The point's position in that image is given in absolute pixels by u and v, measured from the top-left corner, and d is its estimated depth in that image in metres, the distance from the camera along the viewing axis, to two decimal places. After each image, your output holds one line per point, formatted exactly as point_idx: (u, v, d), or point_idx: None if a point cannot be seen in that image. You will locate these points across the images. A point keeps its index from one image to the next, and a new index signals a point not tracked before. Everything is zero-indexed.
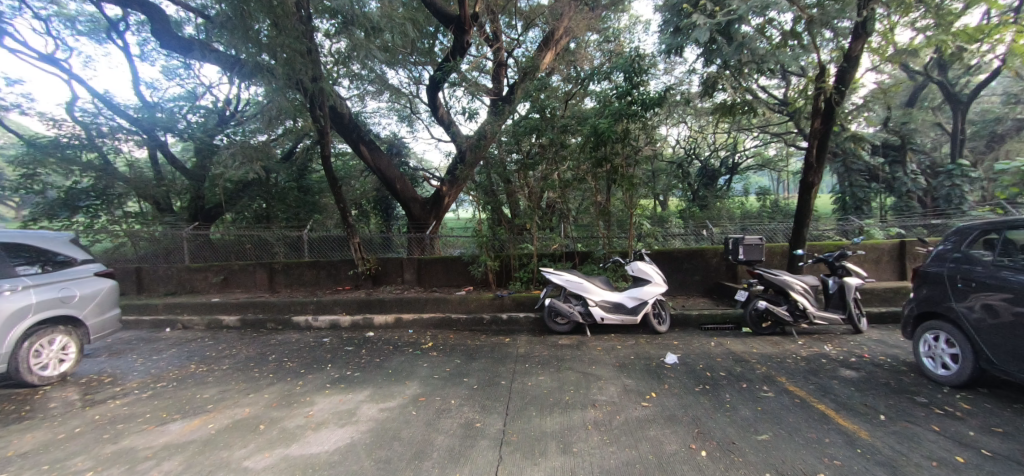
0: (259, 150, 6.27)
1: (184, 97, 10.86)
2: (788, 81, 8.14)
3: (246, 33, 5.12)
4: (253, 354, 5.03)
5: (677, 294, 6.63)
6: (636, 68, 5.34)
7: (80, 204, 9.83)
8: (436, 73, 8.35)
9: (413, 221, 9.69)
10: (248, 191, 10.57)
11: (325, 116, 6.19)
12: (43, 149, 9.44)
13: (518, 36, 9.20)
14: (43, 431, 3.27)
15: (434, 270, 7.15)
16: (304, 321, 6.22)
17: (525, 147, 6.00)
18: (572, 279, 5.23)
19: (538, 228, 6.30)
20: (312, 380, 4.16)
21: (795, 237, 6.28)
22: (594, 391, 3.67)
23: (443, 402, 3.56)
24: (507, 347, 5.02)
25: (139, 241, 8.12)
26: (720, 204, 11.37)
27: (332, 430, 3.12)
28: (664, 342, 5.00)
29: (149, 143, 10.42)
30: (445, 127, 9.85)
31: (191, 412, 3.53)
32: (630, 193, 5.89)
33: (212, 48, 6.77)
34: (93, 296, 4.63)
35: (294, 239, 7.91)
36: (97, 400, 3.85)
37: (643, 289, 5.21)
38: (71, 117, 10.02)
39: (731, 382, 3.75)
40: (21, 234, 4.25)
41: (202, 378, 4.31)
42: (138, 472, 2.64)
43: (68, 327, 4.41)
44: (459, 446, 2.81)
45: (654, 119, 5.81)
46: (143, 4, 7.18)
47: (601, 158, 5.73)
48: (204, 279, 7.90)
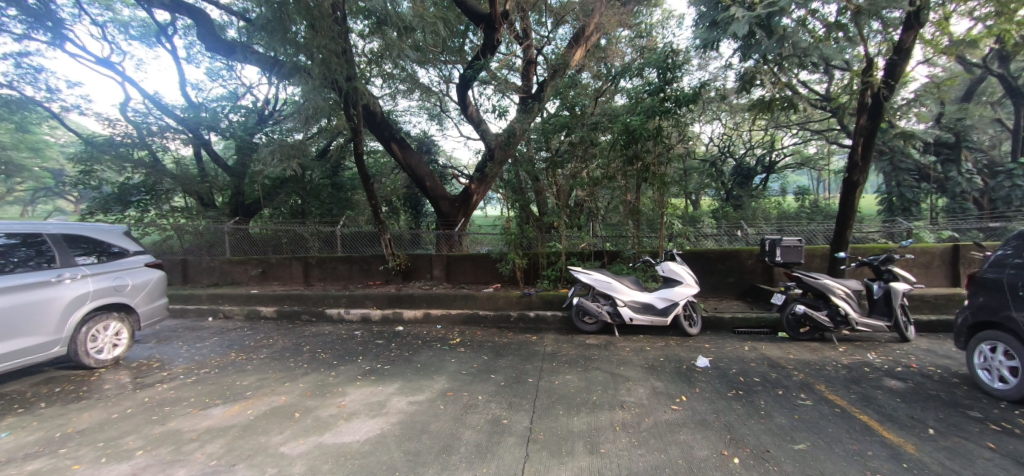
0: (296, 148, 6.49)
1: (227, 97, 11.45)
2: (831, 76, 7.77)
3: (284, 35, 5.29)
4: (289, 345, 5.22)
5: (709, 296, 6.45)
6: (669, 64, 5.24)
7: (132, 199, 10.34)
8: (467, 72, 8.41)
9: (442, 218, 9.77)
10: (285, 187, 10.96)
11: (358, 115, 6.35)
12: (99, 147, 10.07)
13: (548, 33, 9.14)
14: (99, 410, 3.50)
15: (462, 266, 7.21)
16: (336, 314, 6.40)
17: (553, 145, 5.99)
18: (601, 279, 5.17)
19: (566, 226, 6.25)
20: (344, 372, 4.27)
21: (838, 239, 5.98)
22: (622, 392, 3.61)
23: (470, 398, 3.59)
24: (534, 345, 5.01)
25: (184, 234, 8.56)
26: (756, 204, 10.97)
27: (363, 421, 3.20)
28: (695, 345, 4.87)
29: (194, 141, 10.97)
30: (475, 125, 9.90)
31: (232, 398, 3.69)
32: (661, 192, 5.77)
33: (252, 50, 7.05)
34: (143, 286, 4.91)
35: (328, 234, 8.16)
36: (146, 383, 4.08)
37: (674, 290, 5.10)
38: (124, 117, 10.68)
39: (766, 388, 3.61)
40: (80, 227, 4.54)
41: (241, 366, 4.50)
42: (183, 453, 2.78)
43: (121, 314, 4.70)
44: (487, 442, 2.82)
45: (687, 116, 5.67)
46: (190, 8, 7.55)
47: (632, 156, 5.64)
48: (244, 271, 8.25)
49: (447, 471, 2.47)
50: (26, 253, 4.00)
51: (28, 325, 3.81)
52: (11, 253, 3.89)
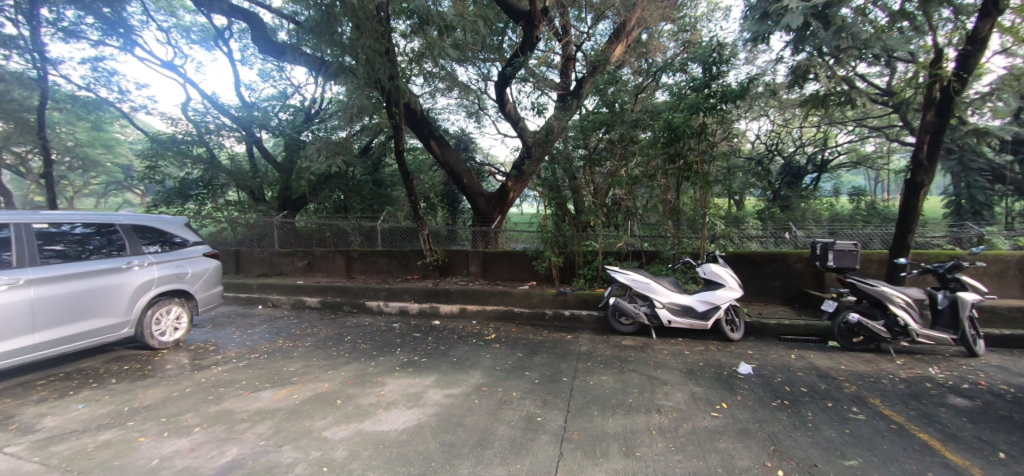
0: (340, 146, 6.72)
1: (277, 97, 12.03)
2: (894, 68, 7.25)
3: (331, 37, 5.48)
4: (331, 334, 5.43)
5: (752, 300, 6.19)
6: (715, 58, 5.05)
7: (191, 193, 11.09)
8: (506, 69, 8.44)
9: (479, 214, 9.86)
10: (329, 183, 11.41)
11: (400, 113, 6.51)
12: (163, 144, 10.84)
13: (587, 29, 9.03)
14: (161, 388, 3.77)
15: (498, 263, 7.26)
16: (376, 306, 6.60)
17: (592, 143, 5.92)
18: (639, 279, 5.06)
19: (603, 225, 6.17)
20: (384, 362, 4.40)
21: (898, 244, 5.58)
22: (660, 396, 3.52)
23: (505, 394, 3.60)
24: (569, 344, 4.97)
25: (238, 227, 9.09)
26: (806, 205, 10.39)
27: (400, 411, 3.29)
28: (737, 350, 4.69)
29: (247, 139, 11.61)
30: (512, 122, 9.93)
31: (280, 382, 3.89)
32: (703, 191, 5.57)
33: (301, 51, 7.37)
34: (201, 274, 5.24)
35: (368, 229, 8.43)
36: (202, 364, 4.36)
37: (715, 294, 4.92)
38: (185, 117, 11.46)
39: (814, 399, 3.42)
40: (147, 218, 4.90)
41: (288, 353, 4.73)
42: (236, 432, 2.96)
43: (181, 300, 5.04)
44: (521, 438, 2.83)
45: (734, 112, 5.45)
46: (245, 14, 7.96)
47: (673, 154, 5.47)
48: (290, 263, 8.66)
49: (482, 464, 2.49)
50: (100, 242, 4.36)
51: (99, 307, 4.16)
52: (87, 241, 4.26)
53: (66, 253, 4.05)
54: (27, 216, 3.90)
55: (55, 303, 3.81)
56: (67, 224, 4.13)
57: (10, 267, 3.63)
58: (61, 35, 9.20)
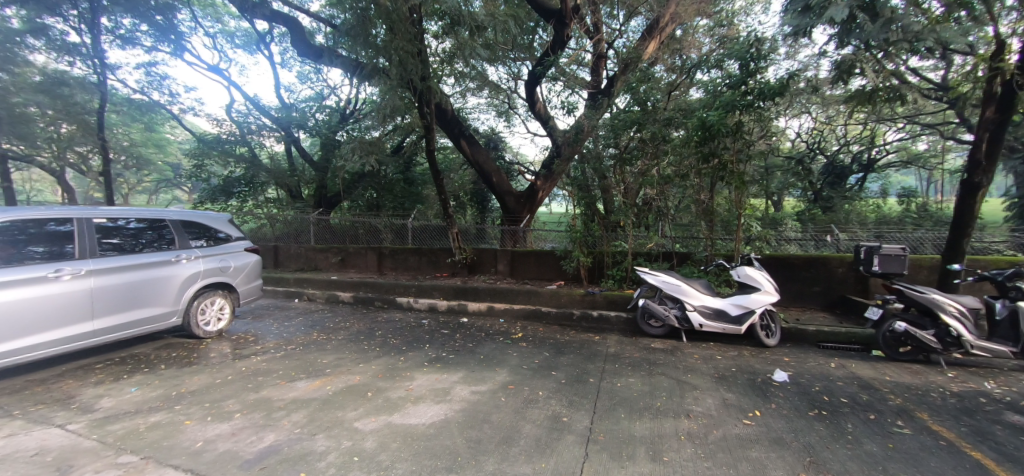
0: (374, 145, 6.89)
1: (314, 98, 12.46)
2: (951, 61, 6.80)
3: (366, 39, 5.62)
4: (363, 329, 5.58)
5: (790, 306, 5.96)
6: (753, 54, 4.90)
7: (234, 190, 11.65)
8: (537, 69, 8.44)
9: (508, 213, 9.90)
10: (362, 182, 11.73)
11: (431, 112, 6.62)
12: (209, 144, 11.44)
13: (619, 26, 8.90)
14: (205, 375, 3.98)
15: (526, 262, 7.26)
16: (406, 302, 6.74)
17: (623, 142, 5.83)
18: (670, 281, 4.95)
19: (633, 226, 6.07)
20: (413, 357, 4.48)
21: (952, 249, 5.23)
22: (689, 401, 3.44)
23: (531, 392, 3.61)
24: (596, 345, 4.92)
25: (277, 223, 9.48)
26: (851, 206, 9.88)
27: (429, 405, 3.35)
28: (772, 357, 4.52)
29: (286, 139, 12.09)
30: (542, 121, 9.90)
31: (314, 373, 4.03)
32: (739, 192, 5.39)
33: (338, 54, 7.60)
34: (243, 268, 5.50)
35: (399, 226, 8.61)
36: (243, 354, 4.58)
37: (750, 298, 4.75)
38: (229, 117, 12.06)
39: (855, 411, 3.25)
40: (194, 214, 5.19)
41: (323, 345, 4.89)
42: (273, 419, 3.09)
43: (225, 292, 5.31)
44: (547, 437, 2.83)
45: (772, 110, 5.24)
46: (285, 18, 8.27)
47: (707, 153, 5.31)
48: (326, 259, 8.97)
49: (508, 462, 2.51)
50: (151, 236, 4.65)
51: (150, 297, 4.44)
52: (139, 235, 4.55)
53: (122, 246, 4.34)
54: (88, 211, 4.20)
55: (113, 292, 4.10)
56: (123, 219, 4.43)
57: (73, 258, 3.92)
58: (119, 42, 9.84)
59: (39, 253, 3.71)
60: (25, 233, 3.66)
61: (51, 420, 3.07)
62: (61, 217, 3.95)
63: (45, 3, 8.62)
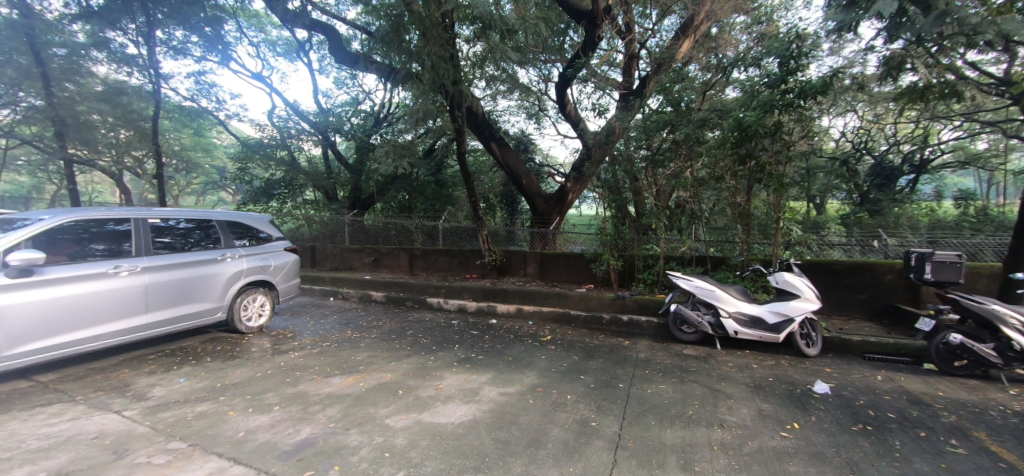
0: (406, 148, 7.04)
1: (350, 103, 12.88)
2: (1016, 54, 6.31)
3: (400, 44, 5.76)
4: (395, 328, 5.71)
5: (833, 314, 5.68)
6: (794, 51, 4.72)
7: (274, 192, 12.23)
8: (567, 71, 8.41)
9: (537, 215, 9.88)
10: (395, 184, 12.00)
11: (462, 116, 6.70)
12: (253, 148, 12.03)
13: (652, 25, 8.74)
14: (247, 369, 4.18)
15: (556, 265, 7.24)
16: (436, 302, 6.85)
17: (655, 143, 5.74)
18: (703, 286, 4.82)
19: (665, 229, 5.96)
20: (442, 357, 4.55)
21: (1015, 256, 4.85)
22: (723, 410, 3.34)
23: (559, 396, 3.59)
24: (626, 350, 4.85)
25: (314, 223, 9.85)
26: (900, 209, 9.31)
27: (458, 405, 3.39)
28: (813, 367, 4.32)
29: (323, 142, 12.51)
30: (573, 123, 9.85)
31: (348, 370, 4.16)
32: (777, 194, 5.20)
33: (372, 60, 7.83)
34: (283, 266, 5.75)
35: (430, 228, 8.74)
36: (281, 349, 4.77)
37: (789, 305, 4.56)
38: (271, 122, 12.63)
39: (903, 427, 3.07)
40: (238, 215, 5.47)
41: (356, 343, 5.04)
42: (309, 413, 3.21)
43: (266, 289, 5.56)
44: (574, 441, 2.81)
45: (815, 109, 5.02)
46: (323, 26, 8.57)
47: (744, 155, 5.12)
48: (360, 259, 9.24)
49: (535, 464, 2.51)
50: (199, 235, 4.93)
51: (198, 293, 4.71)
52: (189, 235, 4.83)
53: (173, 245, 4.62)
54: (144, 212, 4.50)
55: (165, 287, 4.37)
56: (174, 219, 4.71)
57: (130, 255, 4.20)
58: (171, 53, 10.47)
59: (100, 250, 4.02)
60: (88, 231, 3.98)
61: (110, 406, 3.30)
62: (119, 217, 4.24)
63: (107, 18, 9.16)
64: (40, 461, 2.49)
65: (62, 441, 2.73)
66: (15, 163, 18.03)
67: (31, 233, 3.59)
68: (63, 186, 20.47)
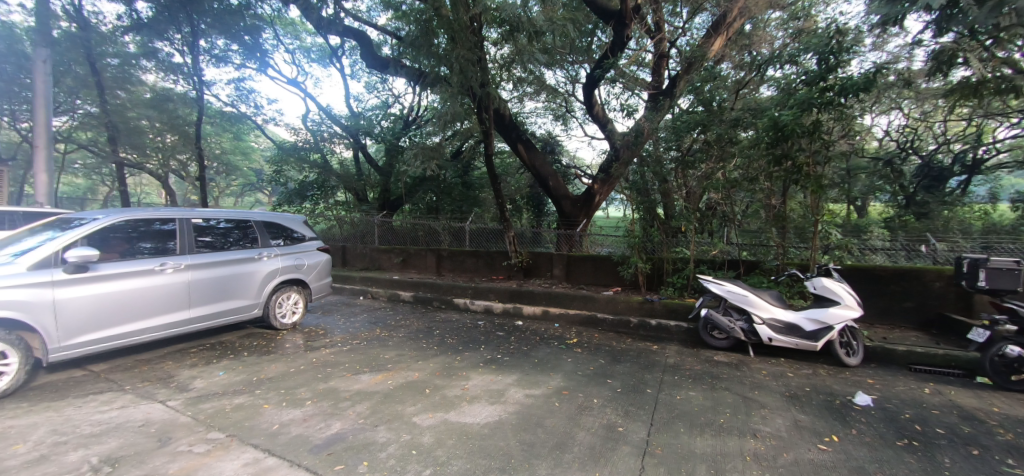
0: (434, 150, 7.15)
1: (380, 106, 13.20)
2: None
3: (429, 48, 5.85)
4: (422, 328, 5.79)
5: (876, 322, 5.41)
6: (834, 47, 4.54)
7: (308, 194, 12.69)
8: (595, 72, 8.35)
9: (564, 217, 9.82)
10: (423, 185, 12.21)
11: (490, 118, 6.74)
12: (288, 151, 12.51)
13: (683, 24, 8.56)
14: (281, 364, 4.33)
15: (582, 267, 7.18)
16: (462, 303, 6.92)
17: (685, 144, 5.64)
18: (736, 291, 4.66)
19: (696, 231, 5.88)
20: (469, 357, 4.59)
21: None
22: (756, 419, 3.22)
23: (586, 399, 3.56)
24: (655, 355, 4.76)
25: (345, 224, 10.14)
26: (951, 212, 8.76)
27: (483, 406, 3.41)
28: (854, 378, 4.12)
29: (354, 145, 12.76)
30: (601, 124, 9.75)
31: (377, 368, 4.25)
32: (816, 197, 4.99)
33: (402, 64, 7.99)
34: (315, 266, 5.92)
35: (457, 229, 8.83)
36: (313, 346, 4.92)
37: (828, 312, 4.35)
38: (305, 126, 13.05)
39: (954, 444, 2.88)
40: (273, 216, 5.67)
41: (385, 341, 5.14)
42: (340, 409, 3.30)
43: (299, 287, 5.74)
44: (601, 446, 2.77)
45: (856, 107, 4.80)
46: (355, 33, 8.79)
47: (779, 156, 4.93)
48: (388, 259, 9.45)
49: (561, 467, 2.49)
50: (238, 235, 5.15)
51: (237, 290, 4.92)
52: (228, 234, 5.05)
53: (213, 244, 4.84)
54: (187, 212, 4.73)
55: (206, 284, 4.59)
56: (214, 219, 4.93)
57: (174, 254, 4.43)
58: (213, 61, 10.98)
59: (147, 248, 4.25)
60: (137, 231, 4.22)
61: (156, 396, 3.49)
62: (165, 217, 4.48)
63: (155, 30, 9.68)
64: (92, 446, 2.65)
65: (112, 428, 2.90)
66: (74, 166, 19.35)
67: (86, 233, 3.84)
68: (115, 188, 21.81)
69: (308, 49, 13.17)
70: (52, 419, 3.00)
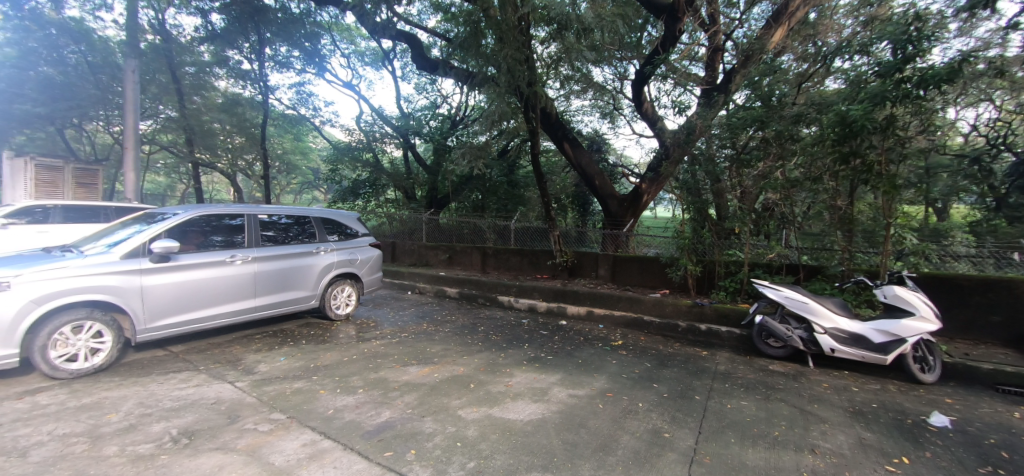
0: (481, 150, 7.27)
1: (428, 107, 13.57)
2: None
3: (478, 49, 5.97)
4: (467, 324, 5.92)
5: (956, 337, 4.93)
6: (913, 35, 4.17)
7: (361, 192, 13.31)
8: (644, 68, 8.15)
9: (610, 217, 9.65)
10: (469, 184, 12.44)
11: (536, 117, 6.75)
12: (344, 151, 13.16)
13: (739, 15, 8.17)
14: (336, 353, 4.59)
15: (628, 268, 7.05)
16: (507, 301, 7.00)
17: (740, 142, 5.43)
18: (794, 297, 4.41)
19: (751, 233, 5.61)
20: (512, 355, 4.65)
21: None
22: (815, 434, 3.04)
23: (630, 403, 3.51)
24: (704, 361, 4.60)
25: (395, 221, 10.57)
26: None
27: (526, 403, 3.45)
28: (928, 396, 3.78)
29: (404, 145, 13.25)
30: (650, 122, 9.49)
31: (424, 360, 4.40)
32: (888, 198, 4.60)
33: (451, 65, 8.18)
34: (367, 261, 6.21)
35: (502, 227, 8.93)
36: (365, 337, 5.17)
37: (900, 323, 4.00)
38: (358, 127, 13.66)
39: None
40: (329, 212, 5.98)
41: (432, 335, 5.31)
42: (389, 398, 3.45)
43: (352, 281, 6.05)
44: (645, 451, 2.73)
45: (938, 100, 4.39)
46: (406, 36, 9.07)
47: (847, 153, 4.59)
48: (435, 256, 9.72)
49: (604, 469, 2.48)
50: (297, 230, 5.49)
51: (297, 282, 5.26)
52: (289, 229, 5.40)
53: (276, 238, 5.19)
54: (253, 209, 5.11)
55: (270, 276, 4.94)
56: (276, 215, 5.29)
57: (243, 247, 4.80)
58: (277, 66, 11.73)
59: (219, 241, 4.63)
60: (210, 225, 4.61)
61: (225, 377, 3.81)
62: (234, 213, 4.86)
63: (227, 40, 10.48)
64: (172, 419, 2.95)
65: (189, 404, 3.21)
66: (157, 165, 21.40)
67: (168, 226, 4.26)
68: (190, 186, 23.86)
69: (362, 53, 13.75)
70: (139, 393, 3.36)
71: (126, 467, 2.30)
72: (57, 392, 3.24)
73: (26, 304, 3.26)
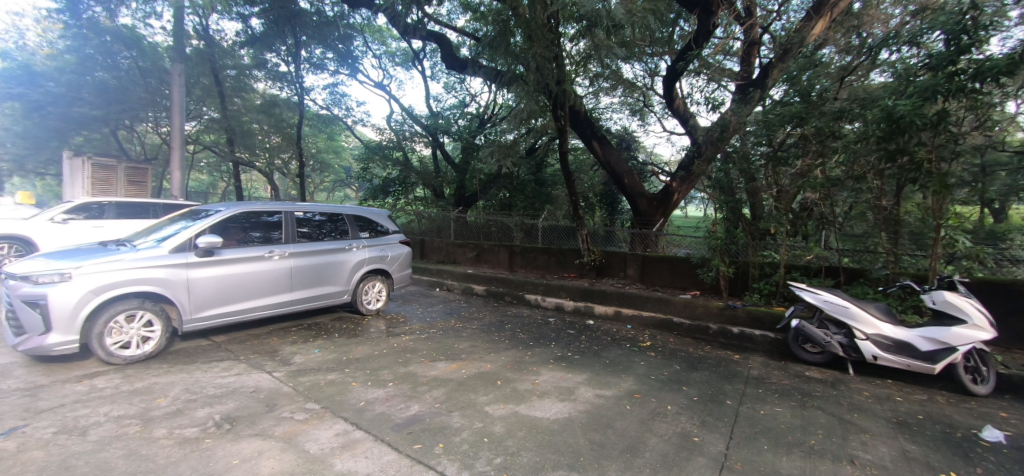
0: (509, 148, 7.28)
1: (457, 105, 13.66)
2: None
3: (507, 48, 5.98)
4: (494, 321, 5.98)
5: (1014, 346, 4.61)
6: (968, 25, 3.91)
7: (391, 190, 13.62)
8: (676, 64, 7.99)
9: (639, 216, 9.46)
10: (496, 182, 12.50)
11: (565, 115, 6.72)
12: (374, 150, 13.47)
13: (777, 7, 7.88)
14: (367, 347, 4.73)
15: (658, 269, 6.93)
16: (534, 299, 7.02)
17: (778, 139, 5.23)
18: (833, 301, 4.23)
19: (788, 234, 5.42)
20: (539, 353, 4.67)
21: None
22: (854, 445, 2.92)
23: (659, 405, 3.47)
24: (736, 365, 4.49)
25: (424, 218, 10.79)
26: None
27: (553, 402, 3.46)
28: (981, 409, 3.56)
29: (432, 143, 13.44)
30: (681, 119, 9.26)
31: (452, 356, 4.48)
32: (938, 198, 4.34)
33: (480, 64, 8.24)
34: (397, 257, 6.35)
35: (529, 226, 8.95)
36: (395, 332, 5.30)
37: (950, 331, 3.77)
38: (388, 126, 13.93)
39: None
40: (361, 210, 6.14)
41: (459, 332, 5.39)
42: (418, 392, 3.54)
43: (383, 277, 6.20)
44: (674, 455, 2.70)
45: (997, 93, 4.09)
46: (436, 36, 9.19)
47: (893, 151, 4.35)
48: (463, 253, 9.84)
49: (631, 471, 2.47)
50: (330, 227, 5.67)
51: (330, 277, 5.44)
52: (322, 226, 5.58)
53: (310, 234, 5.38)
54: (290, 206, 5.31)
55: (305, 270, 5.14)
56: (311, 213, 5.48)
57: (280, 242, 5.00)
58: (312, 68, 12.10)
59: (257, 237, 4.84)
60: (250, 222, 4.82)
61: (264, 367, 3.99)
62: (272, 210, 5.07)
63: (266, 43, 10.93)
64: (216, 405, 3.12)
65: (231, 391, 3.38)
66: (201, 164, 22.52)
67: (212, 222, 4.49)
68: (231, 183, 25.01)
69: (392, 54, 14.01)
70: (185, 379, 3.57)
71: (174, 449, 2.45)
72: (112, 376, 3.49)
73: (85, 294, 3.53)
